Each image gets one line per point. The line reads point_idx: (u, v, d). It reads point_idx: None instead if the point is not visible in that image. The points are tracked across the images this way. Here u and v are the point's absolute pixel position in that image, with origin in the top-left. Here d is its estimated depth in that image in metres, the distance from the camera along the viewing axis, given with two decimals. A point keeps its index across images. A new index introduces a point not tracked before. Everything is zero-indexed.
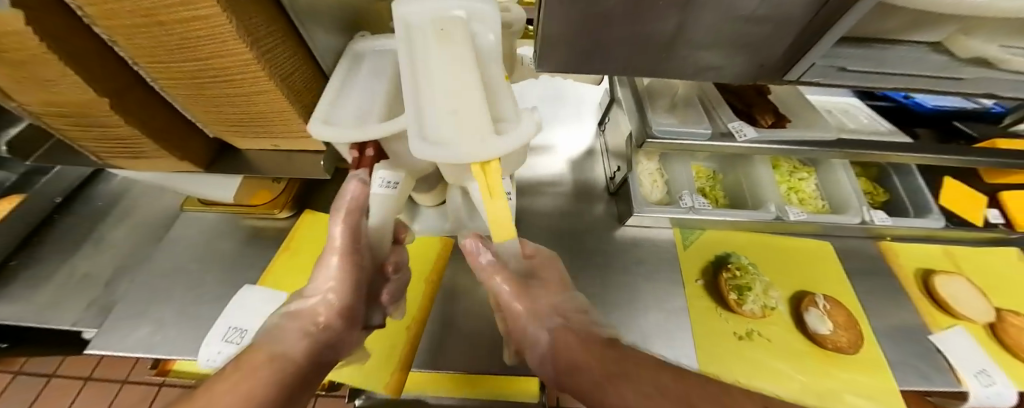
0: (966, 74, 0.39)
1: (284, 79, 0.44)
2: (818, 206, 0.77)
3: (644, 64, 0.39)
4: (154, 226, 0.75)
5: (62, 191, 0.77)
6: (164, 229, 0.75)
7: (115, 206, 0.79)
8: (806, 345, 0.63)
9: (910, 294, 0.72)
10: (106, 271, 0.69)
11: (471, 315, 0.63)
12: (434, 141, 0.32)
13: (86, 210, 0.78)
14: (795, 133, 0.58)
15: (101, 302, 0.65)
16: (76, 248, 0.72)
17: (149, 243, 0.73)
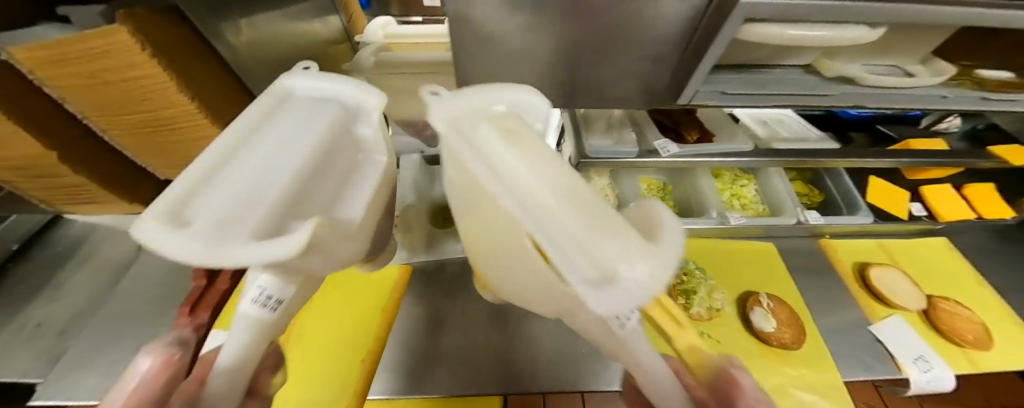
0: (835, 90, 0.44)
1: (225, 124, 0.50)
2: (758, 210, 0.82)
3: (554, 95, 0.44)
4: (113, 269, 0.75)
5: (19, 239, 0.77)
6: (123, 271, 0.75)
7: (74, 251, 0.79)
8: (753, 343, 0.66)
9: (850, 289, 0.76)
10: (62, 320, 0.68)
11: (429, 338, 0.64)
12: (602, 279, 0.14)
13: (43, 257, 0.78)
14: (719, 147, 0.63)
15: (52, 350, 0.64)
16: (30, 296, 0.71)
17: (106, 287, 0.72)
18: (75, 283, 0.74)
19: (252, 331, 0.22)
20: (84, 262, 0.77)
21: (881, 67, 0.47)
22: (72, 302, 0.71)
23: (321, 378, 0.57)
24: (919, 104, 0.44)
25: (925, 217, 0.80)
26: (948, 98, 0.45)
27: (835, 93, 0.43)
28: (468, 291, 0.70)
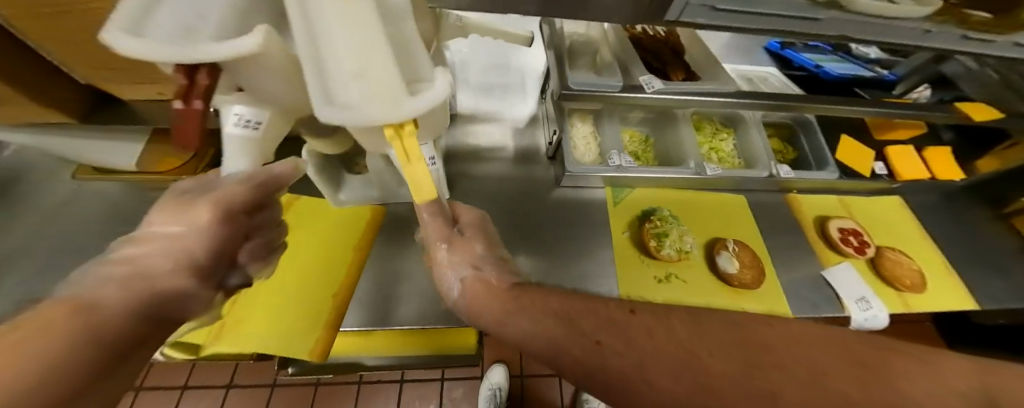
0: (822, 14, 0.42)
1: None
2: (734, 163, 0.83)
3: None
4: (76, 205, 0.73)
5: None
6: (92, 206, 0.73)
7: (21, 184, 0.75)
8: (718, 283, 0.70)
9: (812, 241, 0.79)
10: (2, 254, 0.67)
11: (398, 277, 0.65)
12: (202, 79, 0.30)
13: None
14: (709, 86, 0.61)
15: (30, 279, 0.65)
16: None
17: (80, 218, 0.72)
18: (15, 223, 0.71)
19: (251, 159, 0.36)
20: (27, 207, 0.73)
21: None
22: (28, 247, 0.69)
23: (287, 312, 0.59)
24: (896, 39, 0.46)
25: (883, 177, 0.85)
26: (928, 34, 0.45)
27: (823, 19, 0.42)
28: None
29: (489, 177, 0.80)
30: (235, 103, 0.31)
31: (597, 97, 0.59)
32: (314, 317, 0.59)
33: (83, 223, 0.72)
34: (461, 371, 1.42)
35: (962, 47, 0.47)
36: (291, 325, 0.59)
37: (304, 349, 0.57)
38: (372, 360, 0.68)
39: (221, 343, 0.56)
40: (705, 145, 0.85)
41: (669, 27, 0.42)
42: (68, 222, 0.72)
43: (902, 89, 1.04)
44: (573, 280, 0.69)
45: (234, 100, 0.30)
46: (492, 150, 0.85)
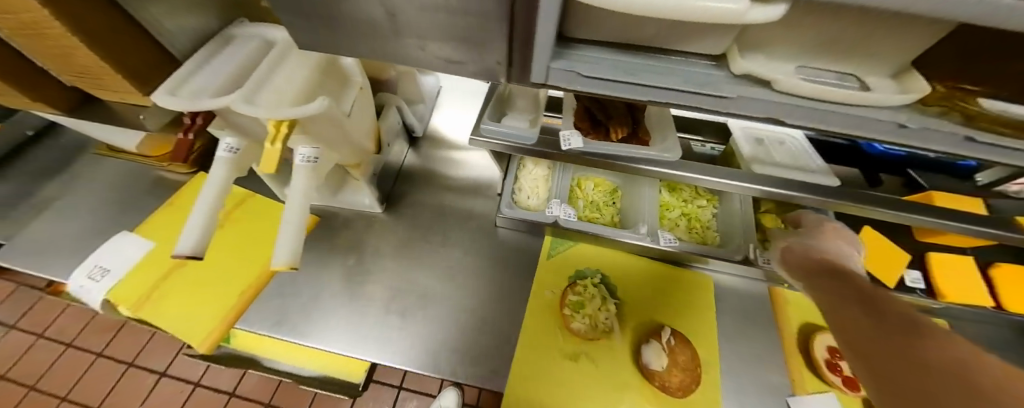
0: (727, 90, 0.32)
1: (119, 57, 0.47)
2: (707, 236, 0.71)
3: (380, 47, 0.38)
4: (107, 173, 0.89)
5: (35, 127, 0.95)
6: (116, 176, 0.88)
7: (77, 150, 0.94)
8: (637, 378, 0.59)
9: (789, 354, 0.63)
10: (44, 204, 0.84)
11: (308, 290, 0.67)
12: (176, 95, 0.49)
13: (53, 148, 0.94)
14: (638, 151, 0.53)
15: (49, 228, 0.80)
16: (48, 180, 0.89)
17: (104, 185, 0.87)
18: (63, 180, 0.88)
19: (224, 163, 0.54)
20: (86, 165, 0.92)
21: (827, 71, 0.35)
22: (75, 197, 0.87)
23: (204, 296, 0.64)
24: (863, 132, 0.33)
25: (917, 291, 0.65)
26: (905, 129, 0.32)
27: (738, 97, 0.32)
28: (361, 252, 0.72)
29: (433, 202, 0.79)
30: (230, 137, 0.54)
31: (512, 145, 0.54)
32: (217, 309, 0.63)
33: (114, 184, 0.88)
34: (422, 383, 1.41)
35: (969, 152, 0.33)
36: (203, 311, 0.63)
37: (197, 339, 0.61)
38: (272, 361, 0.70)
39: (139, 312, 0.63)
40: (676, 209, 0.74)
41: (541, 90, 0.37)
42: (93, 187, 0.87)
43: (988, 178, 0.80)
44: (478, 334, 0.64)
45: (229, 133, 0.54)
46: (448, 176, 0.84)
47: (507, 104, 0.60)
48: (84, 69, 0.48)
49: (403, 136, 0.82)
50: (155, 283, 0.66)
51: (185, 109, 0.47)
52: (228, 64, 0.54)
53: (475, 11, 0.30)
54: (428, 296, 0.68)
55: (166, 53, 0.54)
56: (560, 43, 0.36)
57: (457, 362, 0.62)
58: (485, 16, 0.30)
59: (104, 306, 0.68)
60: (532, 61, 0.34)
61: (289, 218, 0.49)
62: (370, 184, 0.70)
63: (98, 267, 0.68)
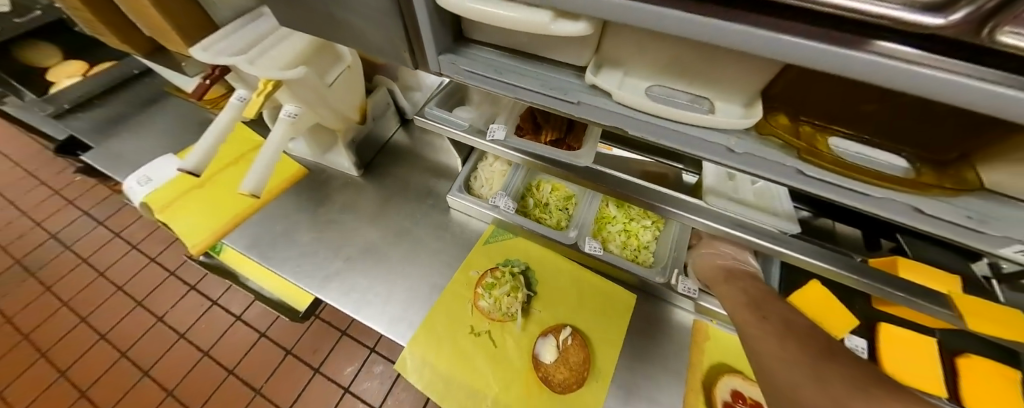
0: (574, 97, 0.37)
1: (170, 16, 0.62)
2: (641, 255, 0.72)
3: (321, 27, 0.47)
4: (181, 112, 1.13)
5: (139, 67, 1.21)
6: (186, 115, 1.12)
7: (164, 89, 1.19)
8: (526, 365, 0.62)
9: (692, 388, 0.60)
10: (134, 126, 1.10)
11: (281, 226, 0.80)
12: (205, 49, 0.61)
13: (149, 85, 1.20)
14: (555, 154, 0.58)
15: (133, 146, 1.05)
16: (140, 108, 1.15)
17: (176, 120, 1.11)
18: (151, 111, 1.14)
19: (232, 110, 0.66)
20: (169, 102, 1.17)
21: (681, 92, 0.37)
22: (153, 124, 1.11)
23: (211, 216, 0.79)
24: (697, 151, 0.35)
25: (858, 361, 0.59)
26: (732, 154, 0.34)
27: (580, 103, 0.37)
28: (332, 205, 0.84)
29: (404, 177, 0.89)
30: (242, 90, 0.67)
31: (446, 128, 0.61)
32: (214, 226, 0.77)
33: (182, 120, 1.12)
34: (391, 352, 1.50)
35: (806, 188, 0.32)
36: (206, 226, 0.78)
37: (194, 245, 0.75)
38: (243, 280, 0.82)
39: (159, 214, 0.79)
40: (619, 223, 0.75)
41: (437, 77, 0.44)
42: (169, 120, 1.12)
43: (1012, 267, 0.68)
44: (401, 292, 0.71)
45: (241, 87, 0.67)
46: (426, 157, 0.93)
47: (463, 96, 0.68)
48: (148, 22, 0.64)
49: (394, 116, 0.93)
50: (176, 195, 0.82)
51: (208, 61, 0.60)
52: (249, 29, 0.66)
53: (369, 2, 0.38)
54: (372, 252, 0.77)
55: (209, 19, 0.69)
56: (458, 42, 0.43)
57: (376, 313, 0.69)
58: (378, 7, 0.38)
59: (138, 205, 0.85)
60: (425, 52, 0.41)
61: (263, 156, 0.62)
62: (349, 149, 0.82)
63: (145, 176, 0.85)
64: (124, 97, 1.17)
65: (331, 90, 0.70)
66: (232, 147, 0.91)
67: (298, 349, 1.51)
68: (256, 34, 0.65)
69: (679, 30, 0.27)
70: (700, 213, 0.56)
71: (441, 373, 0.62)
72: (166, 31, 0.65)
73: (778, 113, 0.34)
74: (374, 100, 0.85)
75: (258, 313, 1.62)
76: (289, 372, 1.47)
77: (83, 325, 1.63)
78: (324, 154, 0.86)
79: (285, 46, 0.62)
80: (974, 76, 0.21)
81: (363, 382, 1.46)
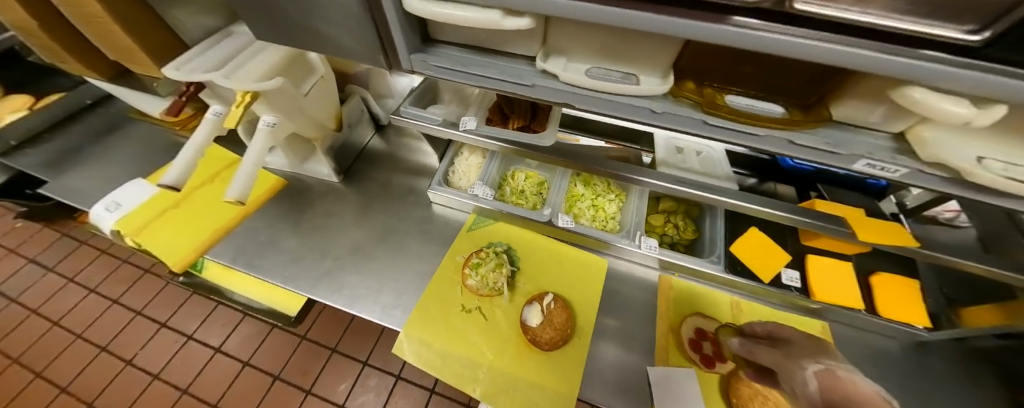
0: (528, 80, 0.45)
1: (140, 37, 0.65)
2: (608, 224, 0.80)
3: (299, 38, 0.52)
4: (145, 138, 1.12)
5: (92, 96, 1.18)
6: (151, 142, 1.11)
7: (124, 117, 1.17)
8: (515, 332, 0.68)
9: (662, 333, 0.68)
10: (93, 156, 1.07)
11: (265, 236, 0.82)
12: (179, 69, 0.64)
13: (104, 114, 1.17)
14: (520, 137, 0.66)
15: (93, 176, 1.02)
16: (96, 138, 1.12)
17: (140, 147, 1.09)
18: (110, 140, 1.11)
19: (208, 125, 0.68)
20: (129, 129, 1.15)
21: (615, 71, 0.45)
22: (114, 152, 1.08)
23: (190, 233, 0.80)
24: (630, 115, 0.43)
25: (794, 290, 0.68)
26: (656, 114, 0.42)
27: (535, 85, 0.45)
28: (315, 212, 0.87)
29: (383, 179, 0.93)
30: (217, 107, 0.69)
31: (419, 123, 0.67)
32: (192, 243, 0.78)
33: (147, 146, 1.10)
34: (384, 362, 1.51)
35: (711, 134, 0.41)
36: (185, 243, 0.78)
37: (173, 262, 0.76)
38: (231, 294, 0.84)
39: (134, 236, 0.78)
40: (587, 199, 0.84)
41: (411, 74, 0.50)
42: (131, 148, 1.10)
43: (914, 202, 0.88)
44: (392, 283, 0.75)
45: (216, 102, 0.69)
46: (403, 159, 0.98)
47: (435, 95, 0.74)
48: (116, 45, 0.66)
49: (369, 123, 0.97)
50: (150, 218, 0.82)
51: (183, 79, 0.62)
52: (220, 48, 0.69)
53: (347, 12, 0.44)
54: (359, 250, 0.81)
55: (178, 40, 0.72)
56: (426, 43, 0.49)
57: (367, 305, 0.73)
58: (355, 16, 0.44)
59: (110, 233, 0.84)
60: (398, 52, 0.48)
61: (246, 166, 0.66)
62: (327, 156, 0.86)
63: (114, 201, 0.84)
64: (78, 128, 1.14)
65: (306, 99, 0.74)
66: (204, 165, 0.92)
67: (286, 372, 1.47)
68: (228, 52, 0.68)
69: (601, 18, 0.35)
70: (650, 175, 0.66)
71: (438, 350, 0.66)
72: (135, 52, 0.67)
73: (690, 79, 0.43)
74: (349, 108, 0.89)
75: (239, 342, 1.56)
76: (280, 398, 1.43)
77: (39, 381, 1.50)
78: (300, 163, 0.88)
79: (258, 61, 0.65)
80: (791, 34, 0.30)
81: (358, 396, 1.44)
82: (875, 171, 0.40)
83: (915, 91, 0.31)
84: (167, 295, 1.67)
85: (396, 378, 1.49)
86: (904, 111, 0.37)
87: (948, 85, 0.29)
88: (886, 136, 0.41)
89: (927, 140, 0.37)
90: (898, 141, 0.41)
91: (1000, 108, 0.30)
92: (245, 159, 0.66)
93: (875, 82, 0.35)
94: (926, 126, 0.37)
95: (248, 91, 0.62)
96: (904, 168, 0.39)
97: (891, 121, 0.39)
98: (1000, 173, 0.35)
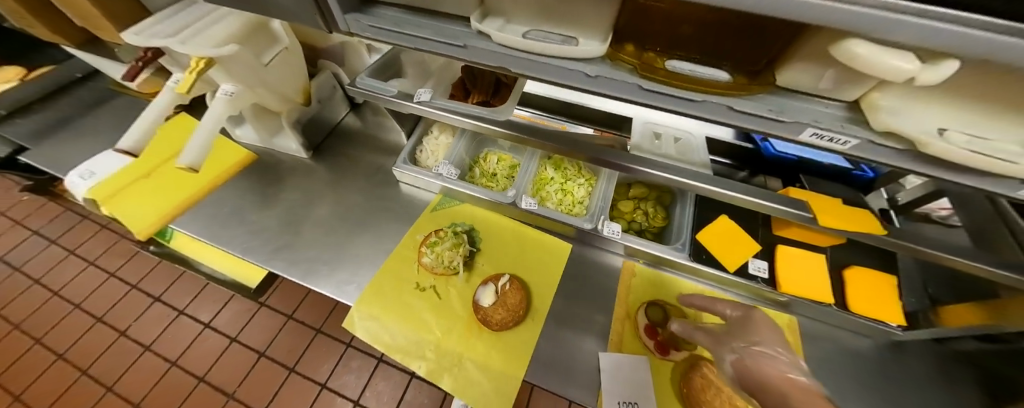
0: (460, 40, 0.42)
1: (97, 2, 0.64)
2: (575, 208, 0.78)
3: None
4: (130, 112, 1.13)
5: (82, 70, 1.20)
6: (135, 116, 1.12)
7: (111, 91, 1.18)
8: (467, 312, 0.67)
9: (619, 320, 0.66)
10: (79, 128, 1.08)
11: (232, 208, 0.82)
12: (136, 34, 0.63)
13: (93, 88, 1.19)
14: (476, 112, 0.64)
15: (77, 147, 1.04)
16: (83, 111, 1.13)
17: (124, 120, 1.11)
18: (97, 112, 1.13)
19: (168, 93, 0.68)
20: (116, 103, 1.16)
21: (554, 34, 0.43)
22: (97, 124, 1.09)
23: (159, 203, 0.80)
24: (567, 81, 0.41)
25: (760, 282, 0.65)
26: (591, 78, 0.40)
27: (468, 46, 0.42)
28: (283, 187, 0.86)
29: (354, 157, 0.92)
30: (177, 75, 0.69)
31: (374, 95, 0.65)
32: (159, 212, 0.79)
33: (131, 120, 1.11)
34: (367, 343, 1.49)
35: (645, 100, 0.39)
36: (153, 212, 0.79)
37: (139, 230, 0.76)
38: (199, 264, 0.85)
39: (103, 204, 0.79)
40: (556, 183, 0.81)
41: (347, 36, 0.48)
42: (116, 121, 1.11)
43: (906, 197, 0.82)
44: (350, 260, 0.75)
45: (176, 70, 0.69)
46: (376, 138, 0.96)
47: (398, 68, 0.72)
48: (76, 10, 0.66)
49: (343, 100, 0.96)
50: (119, 186, 0.82)
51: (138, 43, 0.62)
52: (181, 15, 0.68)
53: None
54: (322, 226, 0.80)
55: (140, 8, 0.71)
56: (364, 3, 0.48)
57: (324, 280, 0.72)
58: None
59: (84, 201, 0.85)
60: (330, 12, 0.46)
61: (201, 134, 0.65)
62: (294, 130, 0.85)
63: (88, 170, 0.85)
64: (67, 100, 1.15)
65: (267, 69, 0.73)
66: (178, 138, 0.92)
67: (271, 350, 1.46)
68: (188, 18, 0.67)
69: None
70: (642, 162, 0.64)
71: (387, 326, 0.65)
72: (95, 17, 0.67)
73: (630, 43, 0.41)
74: (319, 83, 0.88)
75: (229, 318, 1.54)
76: (263, 376, 1.41)
77: (37, 347, 1.51)
78: (270, 137, 0.88)
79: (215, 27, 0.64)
80: None
81: (342, 376, 1.41)
82: (825, 142, 0.37)
83: (853, 44, 0.28)
84: (163, 269, 1.67)
85: (377, 360, 1.45)
86: (854, 74, 0.33)
87: (881, 34, 0.26)
88: (839, 105, 0.38)
89: (882, 108, 0.34)
90: (852, 111, 0.37)
91: (950, 64, 0.27)
92: (201, 127, 0.66)
93: (819, 39, 0.32)
94: (881, 92, 0.34)
95: (201, 57, 0.61)
96: (855, 139, 0.35)
97: (843, 86, 0.35)
98: (963, 146, 0.31)
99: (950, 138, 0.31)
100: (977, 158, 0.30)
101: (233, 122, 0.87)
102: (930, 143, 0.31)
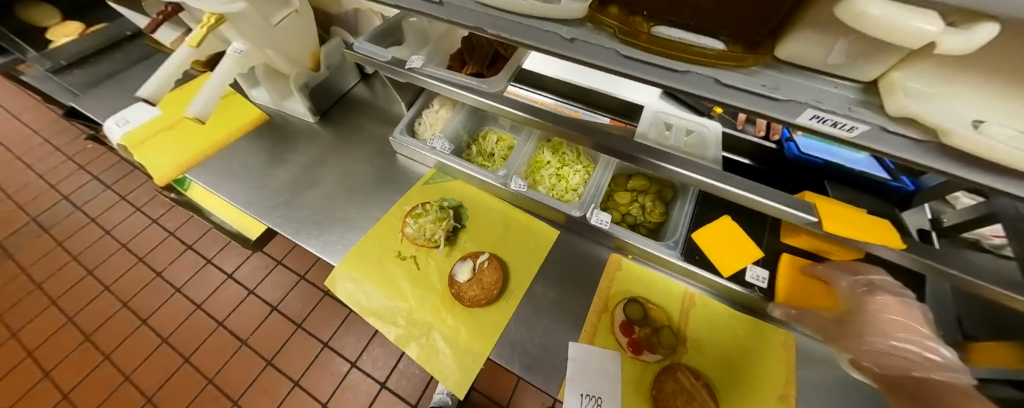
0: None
1: None
2: (567, 194, 0.75)
3: None
4: None
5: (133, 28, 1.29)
6: None
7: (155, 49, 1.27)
8: (442, 285, 0.67)
9: (597, 314, 0.63)
10: (125, 81, 1.18)
11: (242, 162, 0.87)
12: None
13: (141, 44, 1.28)
14: (467, 82, 0.62)
15: (121, 97, 1.13)
16: (130, 66, 1.22)
17: None
18: (142, 68, 1.22)
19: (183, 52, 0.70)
20: (158, 60, 1.24)
21: None
22: (141, 77, 1.19)
23: (178, 154, 0.86)
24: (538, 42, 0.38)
25: (756, 291, 0.59)
26: (566, 42, 0.37)
27: (445, 3, 0.42)
28: (289, 148, 0.89)
29: (359, 125, 0.94)
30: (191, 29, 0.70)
31: (370, 60, 0.65)
32: (176, 163, 0.84)
33: None
34: None
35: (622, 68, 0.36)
36: (171, 163, 0.84)
37: (159, 178, 0.82)
38: (213, 215, 0.91)
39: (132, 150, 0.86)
40: (552, 167, 0.78)
41: None
42: None
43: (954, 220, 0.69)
44: (342, 222, 0.77)
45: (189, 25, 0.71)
46: (382, 108, 0.97)
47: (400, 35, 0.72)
48: None
49: (353, 69, 0.98)
50: (146, 135, 0.89)
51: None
52: None
53: None
54: (321, 188, 0.83)
55: None
56: None
57: (316, 238, 0.75)
58: None
59: (117, 145, 0.92)
60: None
61: (211, 87, 0.68)
62: (302, 94, 0.88)
63: (123, 118, 0.91)
64: (117, 56, 1.25)
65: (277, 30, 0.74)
66: None
67: (282, 306, 1.52)
68: None
69: None
70: (662, 157, 0.58)
71: (364, 289, 0.66)
72: None
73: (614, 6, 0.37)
74: (330, 50, 0.89)
75: (247, 272, 1.60)
76: (272, 330, 1.47)
77: (88, 278, 1.61)
78: (281, 99, 0.91)
79: None
80: None
81: (343, 338, 1.45)
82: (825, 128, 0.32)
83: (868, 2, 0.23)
84: (195, 220, 1.72)
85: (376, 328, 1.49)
86: (869, 46, 0.28)
87: None
88: (851, 86, 0.32)
89: (901, 90, 0.28)
90: (866, 93, 0.32)
91: (987, 26, 0.21)
92: (214, 84, 0.68)
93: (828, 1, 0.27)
94: (903, 71, 0.28)
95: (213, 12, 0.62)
96: (863, 127, 0.30)
97: (855, 62, 0.30)
98: (1002, 139, 0.25)
99: (986, 130, 0.25)
100: (1014, 154, 0.24)
101: (250, 83, 0.92)
102: (955, 132, 0.26)
